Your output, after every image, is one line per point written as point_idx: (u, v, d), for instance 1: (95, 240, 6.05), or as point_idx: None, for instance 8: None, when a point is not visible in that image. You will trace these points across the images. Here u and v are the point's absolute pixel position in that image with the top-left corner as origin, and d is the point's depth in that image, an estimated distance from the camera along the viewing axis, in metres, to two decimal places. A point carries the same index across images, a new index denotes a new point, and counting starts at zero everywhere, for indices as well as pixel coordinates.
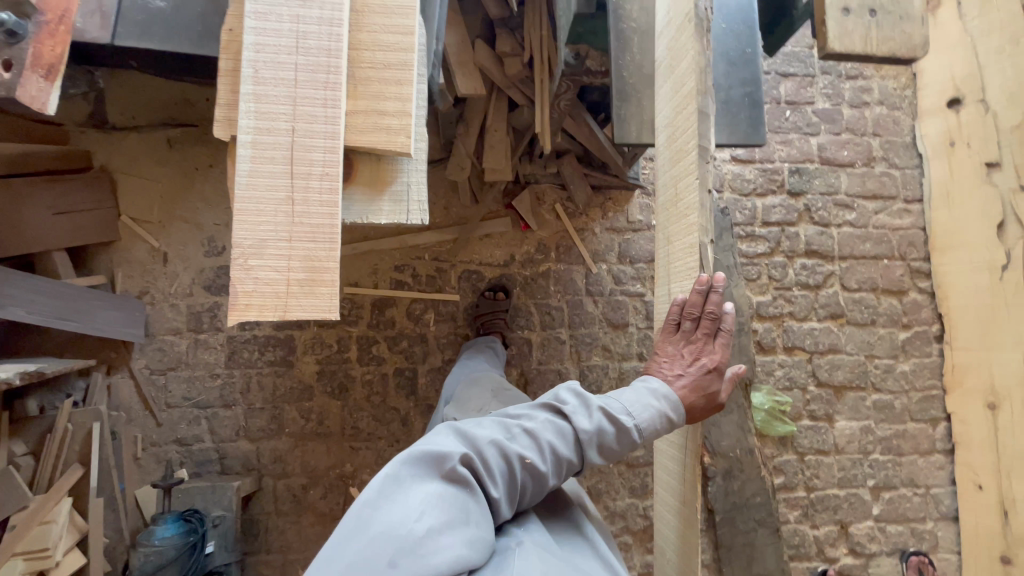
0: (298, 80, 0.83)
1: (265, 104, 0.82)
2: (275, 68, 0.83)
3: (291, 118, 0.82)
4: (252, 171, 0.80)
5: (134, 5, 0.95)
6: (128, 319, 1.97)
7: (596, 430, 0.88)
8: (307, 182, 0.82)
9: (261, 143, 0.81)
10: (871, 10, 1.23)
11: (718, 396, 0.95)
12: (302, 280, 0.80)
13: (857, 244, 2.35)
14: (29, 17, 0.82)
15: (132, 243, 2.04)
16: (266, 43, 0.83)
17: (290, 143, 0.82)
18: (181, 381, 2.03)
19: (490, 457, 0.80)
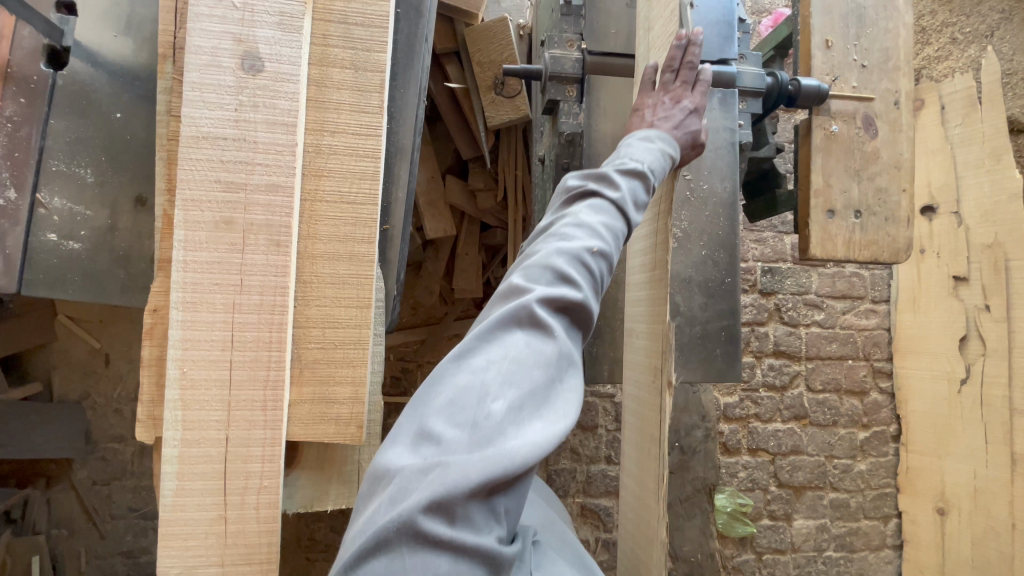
0: (232, 380, 0.74)
1: (194, 412, 0.73)
2: (206, 367, 0.74)
3: (224, 424, 0.74)
4: (179, 488, 0.73)
5: (40, 244, 0.83)
6: (68, 433, 1.84)
7: (632, 194, 0.73)
8: (243, 496, 0.74)
9: (190, 457, 0.73)
10: (856, 211, 1.18)
11: (694, 139, 0.86)
12: None
13: (823, 345, 2.37)
14: None
15: (70, 343, 1.87)
16: (196, 339, 0.73)
17: (223, 453, 0.74)
18: (127, 491, 1.91)
19: (554, 267, 0.63)
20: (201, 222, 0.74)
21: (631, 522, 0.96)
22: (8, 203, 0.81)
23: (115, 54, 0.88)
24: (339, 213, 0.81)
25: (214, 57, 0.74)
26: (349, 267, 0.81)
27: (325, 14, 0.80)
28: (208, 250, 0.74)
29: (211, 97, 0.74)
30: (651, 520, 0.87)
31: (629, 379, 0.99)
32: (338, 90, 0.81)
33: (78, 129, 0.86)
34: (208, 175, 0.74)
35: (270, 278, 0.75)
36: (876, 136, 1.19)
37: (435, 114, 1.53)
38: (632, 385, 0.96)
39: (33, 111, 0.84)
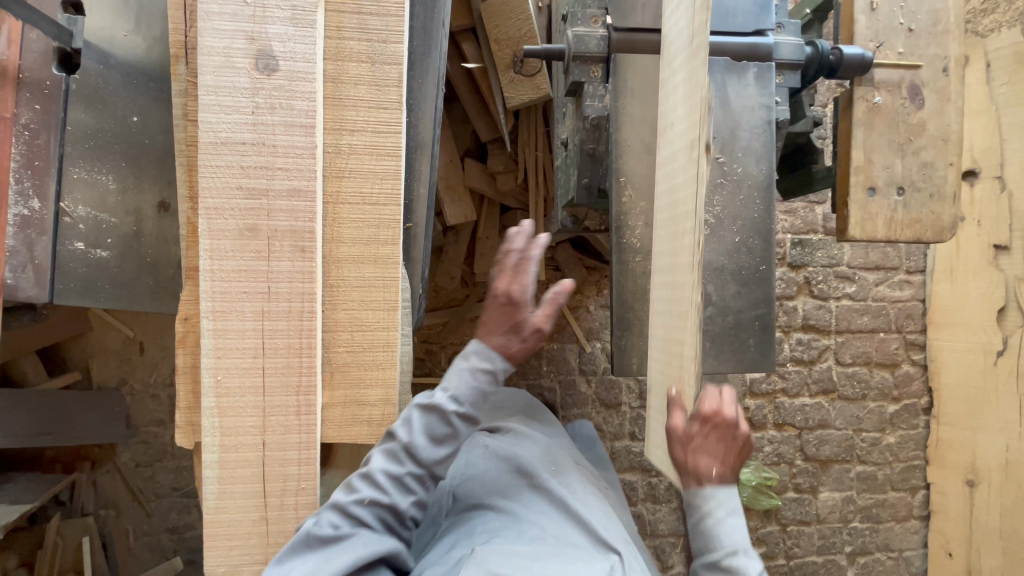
0: (264, 387, 0.75)
1: (229, 418, 0.74)
2: (239, 375, 0.74)
3: (260, 430, 0.75)
4: (220, 492, 0.74)
5: (69, 254, 0.83)
6: (110, 418, 1.91)
7: (429, 434, 0.76)
8: (282, 498, 0.76)
9: (229, 463, 0.74)
10: (898, 188, 1.12)
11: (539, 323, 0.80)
12: None
13: (854, 318, 2.30)
14: None
15: (106, 332, 1.93)
16: (228, 347, 0.74)
17: (260, 458, 0.75)
18: (169, 471, 1.99)
19: (343, 509, 0.73)
20: (226, 230, 0.73)
21: (657, 347, 0.85)
22: (35, 213, 0.81)
23: (125, 52, 0.86)
24: (362, 214, 0.80)
25: (227, 58, 0.72)
26: (374, 268, 0.80)
27: (338, 5, 0.76)
28: (235, 258, 0.73)
29: (226, 101, 0.72)
30: (682, 332, 0.76)
31: (659, 236, 0.85)
32: (355, 85, 0.78)
33: (97, 134, 0.85)
34: (230, 182, 0.73)
35: (296, 285, 0.75)
36: (922, 106, 1.12)
37: (451, 95, 1.48)
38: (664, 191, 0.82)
39: (49, 116, 0.82)
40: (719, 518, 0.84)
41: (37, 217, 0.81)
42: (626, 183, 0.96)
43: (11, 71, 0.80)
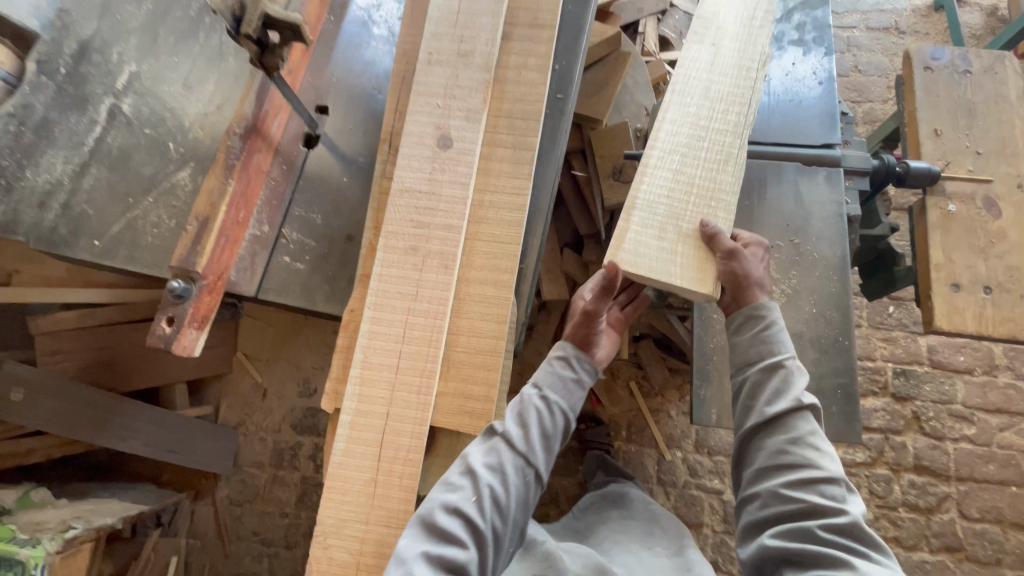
0: (397, 368, 0.93)
1: (366, 388, 0.92)
2: (381, 353, 0.94)
3: (387, 402, 0.92)
4: (346, 449, 0.90)
5: (277, 263, 1.18)
6: (223, 451, 2.13)
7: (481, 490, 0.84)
8: (391, 464, 0.89)
9: (357, 427, 0.91)
10: (985, 286, 1.16)
11: (594, 311, 0.93)
12: (371, 565, 0.86)
13: (977, 464, 2.04)
14: (195, 281, 1.05)
15: (241, 376, 2.25)
16: (378, 331, 0.95)
17: (382, 425, 0.91)
18: (254, 514, 2.13)
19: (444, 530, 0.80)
20: (397, 247, 1.00)
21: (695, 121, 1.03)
22: (262, 233, 1.17)
23: (347, 142, 1.28)
24: (494, 249, 1.03)
25: (420, 138, 1.06)
26: (495, 288, 1.00)
27: (498, 112, 1.11)
28: (399, 268, 0.98)
29: (415, 163, 1.04)
30: (718, 166, 0.99)
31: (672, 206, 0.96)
32: (499, 162, 1.08)
33: (314, 190, 1.23)
34: (406, 215, 1.01)
35: (438, 291, 0.97)
36: (1000, 216, 1.21)
37: (559, 200, 1.80)
38: (705, 30, 1.11)
39: (289, 174, 1.21)
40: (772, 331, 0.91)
41: (261, 235, 1.16)
42: None
43: (278, 143, 1.19)
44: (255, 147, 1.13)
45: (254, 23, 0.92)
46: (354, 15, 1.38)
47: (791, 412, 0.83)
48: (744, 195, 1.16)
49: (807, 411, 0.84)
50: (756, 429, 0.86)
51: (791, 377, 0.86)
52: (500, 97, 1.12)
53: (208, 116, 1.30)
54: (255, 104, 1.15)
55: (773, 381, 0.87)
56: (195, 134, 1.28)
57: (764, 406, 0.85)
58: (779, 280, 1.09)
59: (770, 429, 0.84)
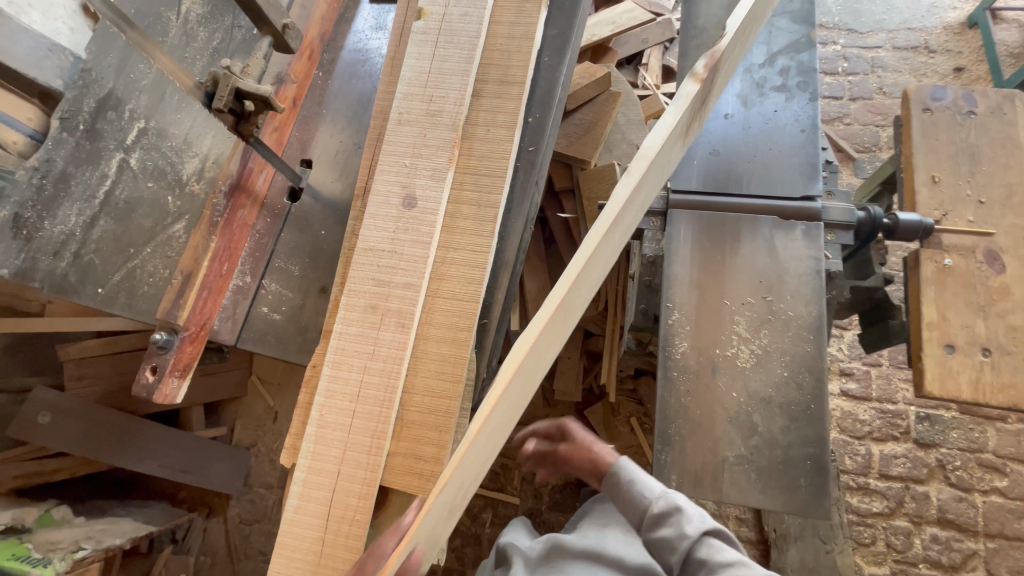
0: (351, 426, 0.96)
1: (319, 445, 0.96)
2: (336, 412, 0.97)
3: (339, 460, 0.95)
4: (298, 505, 0.93)
5: (257, 314, 1.24)
6: (235, 471, 2.23)
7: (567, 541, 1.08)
8: (339, 523, 0.92)
9: (310, 482, 0.94)
10: (983, 348, 1.08)
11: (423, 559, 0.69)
12: None
13: (1009, 520, 1.88)
14: (176, 333, 1.12)
15: (254, 399, 2.36)
16: (334, 389, 0.98)
17: (333, 484, 0.94)
18: (261, 535, 2.21)
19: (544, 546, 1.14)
20: (357, 305, 1.03)
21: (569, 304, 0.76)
22: (244, 284, 1.23)
23: (331, 193, 1.33)
24: (453, 308, 1.05)
25: (386, 197, 1.09)
26: (451, 347, 1.03)
27: (464, 170, 1.13)
28: (359, 326, 1.01)
29: (380, 222, 1.07)
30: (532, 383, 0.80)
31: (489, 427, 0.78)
32: (463, 220, 1.10)
33: (296, 240, 1.28)
34: (368, 274, 1.04)
35: (394, 351, 1.00)
36: (1003, 271, 1.12)
37: (551, 238, 1.80)
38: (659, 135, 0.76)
39: (273, 226, 1.27)
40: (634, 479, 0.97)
41: (244, 286, 1.23)
42: (672, 308, 1.09)
43: (263, 198, 1.27)
44: (240, 204, 1.21)
45: (225, 96, 0.97)
46: (343, 69, 1.43)
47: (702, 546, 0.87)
48: (716, 249, 1.12)
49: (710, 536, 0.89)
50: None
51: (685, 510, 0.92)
52: (467, 154, 1.14)
53: (204, 170, 1.41)
54: (240, 162, 1.23)
55: (659, 532, 0.91)
56: (191, 186, 1.38)
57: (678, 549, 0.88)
58: (748, 340, 1.05)
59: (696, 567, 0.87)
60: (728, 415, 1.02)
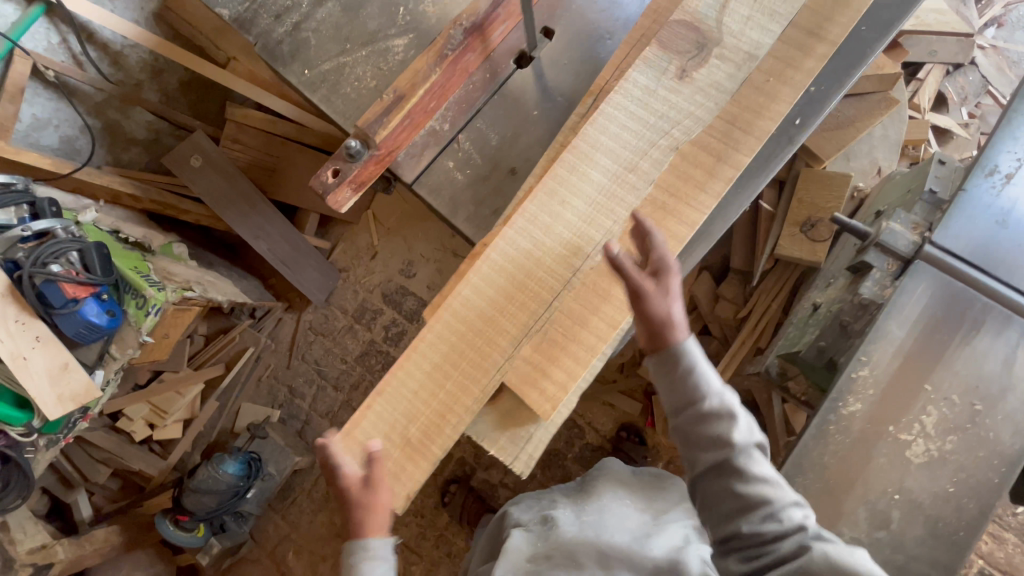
0: (488, 329, 0.91)
1: (470, 304, 0.91)
2: (497, 283, 0.91)
3: (480, 330, 0.91)
4: (426, 347, 0.91)
5: (441, 166, 1.24)
6: (322, 285, 2.35)
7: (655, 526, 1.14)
8: (454, 388, 0.90)
9: (439, 369, 0.91)
10: None
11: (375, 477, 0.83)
12: (393, 459, 0.90)
13: None
14: (368, 149, 1.10)
15: (361, 231, 2.47)
16: (505, 261, 0.92)
17: (465, 348, 0.91)
18: (320, 347, 2.38)
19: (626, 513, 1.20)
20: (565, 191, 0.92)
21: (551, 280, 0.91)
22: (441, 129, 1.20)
23: (553, 77, 1.25)
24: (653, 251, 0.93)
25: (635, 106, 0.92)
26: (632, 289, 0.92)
27: None
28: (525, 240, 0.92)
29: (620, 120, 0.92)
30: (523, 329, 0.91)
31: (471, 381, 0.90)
32: None
33: (502, 111, 1.24)
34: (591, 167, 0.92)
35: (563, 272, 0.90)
36: None
37: None
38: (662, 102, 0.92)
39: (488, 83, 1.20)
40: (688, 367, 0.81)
41: (438, 131, 1.22)
42: (868, 363, 0.96)
43: (492, 50, 1.17)
44: (472, 47, 1.11)
45: None
46: None
47: (736, 452, 0.80)
48: (951, 327, 0.96)
49: (751, 450, 0.81)
50: (708, 476, 0.82)
51: (733, 418, 0.81)
52: None
53: None
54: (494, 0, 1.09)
55: (707, 429, 0.81)
56: (425, 7, 1.29)
57: (706, 457, 0.81)
58: (932, 439, 0.94)
59: (723, 476, 0.81)
60: (865, 497, 0.94)
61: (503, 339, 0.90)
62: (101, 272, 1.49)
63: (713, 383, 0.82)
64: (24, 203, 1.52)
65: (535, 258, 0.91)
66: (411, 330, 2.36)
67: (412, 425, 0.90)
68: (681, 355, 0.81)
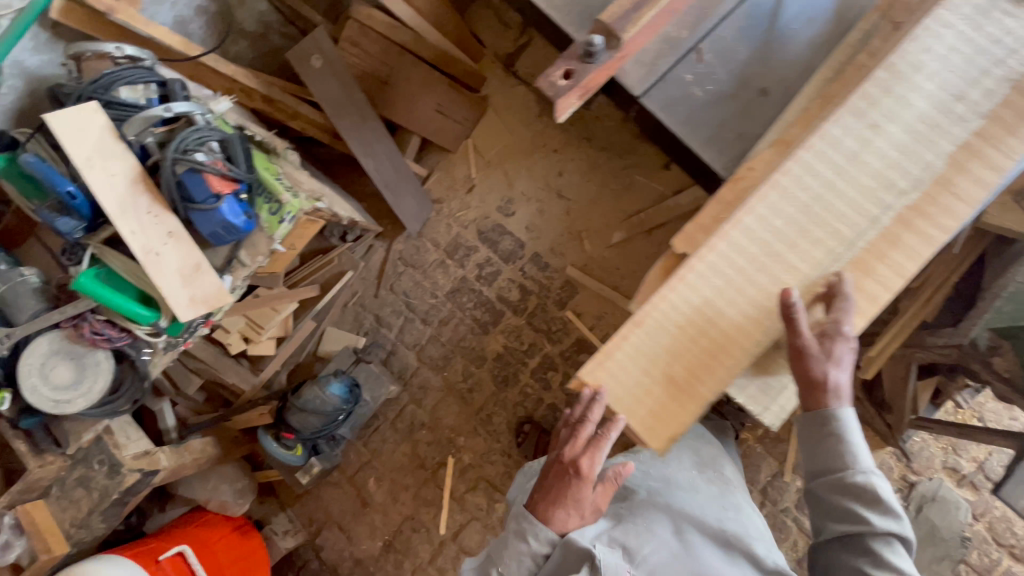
0: (708, 328, 0.97)
1: (741, 239, 0.96)
2: (773, 218, 0.95)
3: (750, 265, 0.96)
4: (690, 284, 0.97)
5: (660, 85, 1.28)
6: (418, 214, 2.24)
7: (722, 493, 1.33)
8: (716, 322, 0.96)
9: (656, 362, 0.99)
10: None
11: (601, 502, 1.09)
12: (658, 393, 0.99)
13: None
14: (611, 49, 1.00)
15: (459, 162, 2.33)
16: (781, 197, 0.95)
17: (730, 282, 0.96)
18: (409, 279, 2.30)
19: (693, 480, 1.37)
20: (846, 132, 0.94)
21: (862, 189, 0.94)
22: None
23: None
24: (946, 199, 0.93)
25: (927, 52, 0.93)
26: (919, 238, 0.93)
27: None
28: (790, 205, 0.95)
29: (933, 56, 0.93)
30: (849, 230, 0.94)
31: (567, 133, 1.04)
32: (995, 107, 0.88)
33: None
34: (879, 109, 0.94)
35: (846, 232, 0.94)
36: None
37: None
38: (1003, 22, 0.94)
39: None
40: (836, 433, 0.92)
41: (679, 40, 1.27)
42: None
43: None
44: None
45: None
46: None
47: (866, 535, 0.90)
48: None
49: (874, 495, 0.90)
50: (836, 540, 0.94)
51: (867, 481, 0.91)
52: None
53: None
54: None
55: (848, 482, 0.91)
56: None
57: (833, 528, 0.92)
58: None
59: (851, 545, 0.92)
60: None
61: (827, 241, 0.94)
62: (243, 168, 1.37)
63: (856, 448, 0.91)
64: (154, 83, 1.38)
65: (853, 175, 0.94)
66: (506, 271, 2.24)
67: (677, 365, 0.98)
68: (827, 424, 0.92)
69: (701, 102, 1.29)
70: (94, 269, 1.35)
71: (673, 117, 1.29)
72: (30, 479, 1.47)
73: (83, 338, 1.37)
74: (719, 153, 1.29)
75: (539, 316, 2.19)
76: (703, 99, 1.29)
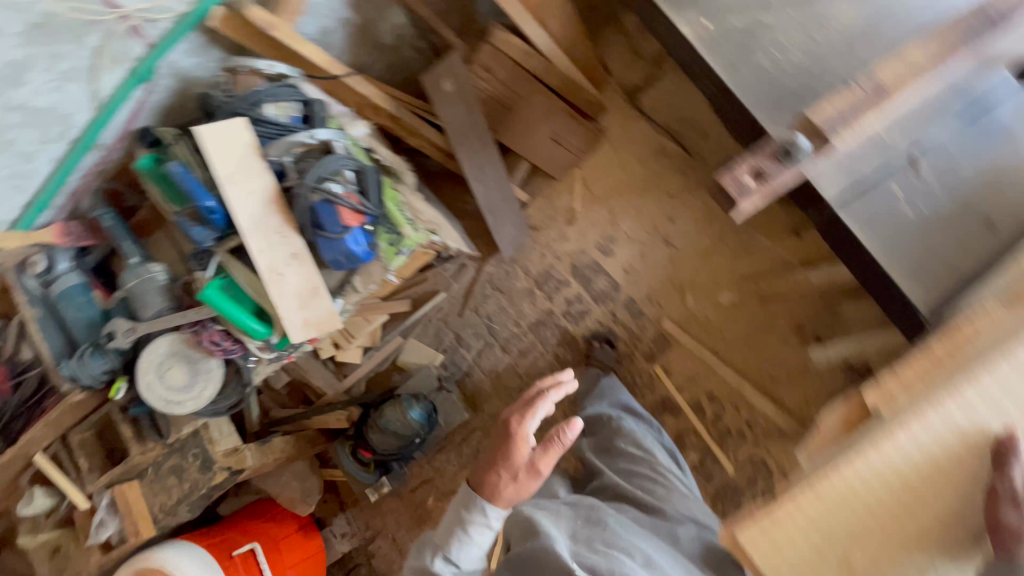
0: (900, 512, 0.84)
1: (954, 412, 0.85)
2: (993, 398, 0.85)
3: (957, 441, 0.85)
4: (894, 452, 0.85)
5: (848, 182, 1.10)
6: (515, 240, 2.18)
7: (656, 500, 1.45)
8: (912, 510, 0.84)
9: (831, 541, 0.84)
10: None
11: (539, 463, 1.11)
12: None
13: None
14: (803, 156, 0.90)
15: (564, 191, 2.24)
16: (1005, 377, 0.85)
17: (935, 459, 0.84)
18: (495, 304, 2.25)
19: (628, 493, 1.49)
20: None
21: None
22: None
23: None
24: None
25: None
26: None
27: None
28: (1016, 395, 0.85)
29: None
30: None
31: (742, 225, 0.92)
32: None
33: None
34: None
35: None
36: None
37: None
38: None
39: None
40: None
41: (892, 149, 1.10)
42: None
43: None
44: None
45: None
46: None
47: None
48: None
49: None
50: None
51: None
52: None
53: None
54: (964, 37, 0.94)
55: None
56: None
57: None
58: None
59: None
60: None
61: None
62: (374, 203, 1.38)
63: None
64: (297, 102, 1.39)
65: None
66: (596, 313, 2.14)
67: (856, 551, 0.84)
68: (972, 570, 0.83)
69: (907, 228, 1.25)
70: (218, 280, 1.37)
71: (869, 233, 1.24)
72: (132, 463, 1.55)
73: (200, 344, 1.42)
74: (924, 289, 1.23)
75: (625, 367, 2.07)
76: (910, 223, 1.25)
